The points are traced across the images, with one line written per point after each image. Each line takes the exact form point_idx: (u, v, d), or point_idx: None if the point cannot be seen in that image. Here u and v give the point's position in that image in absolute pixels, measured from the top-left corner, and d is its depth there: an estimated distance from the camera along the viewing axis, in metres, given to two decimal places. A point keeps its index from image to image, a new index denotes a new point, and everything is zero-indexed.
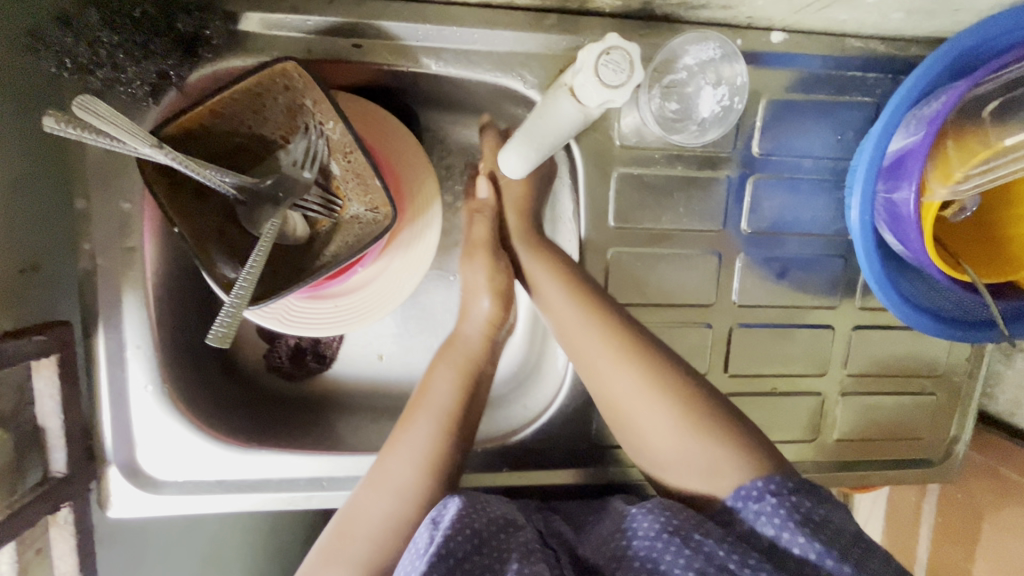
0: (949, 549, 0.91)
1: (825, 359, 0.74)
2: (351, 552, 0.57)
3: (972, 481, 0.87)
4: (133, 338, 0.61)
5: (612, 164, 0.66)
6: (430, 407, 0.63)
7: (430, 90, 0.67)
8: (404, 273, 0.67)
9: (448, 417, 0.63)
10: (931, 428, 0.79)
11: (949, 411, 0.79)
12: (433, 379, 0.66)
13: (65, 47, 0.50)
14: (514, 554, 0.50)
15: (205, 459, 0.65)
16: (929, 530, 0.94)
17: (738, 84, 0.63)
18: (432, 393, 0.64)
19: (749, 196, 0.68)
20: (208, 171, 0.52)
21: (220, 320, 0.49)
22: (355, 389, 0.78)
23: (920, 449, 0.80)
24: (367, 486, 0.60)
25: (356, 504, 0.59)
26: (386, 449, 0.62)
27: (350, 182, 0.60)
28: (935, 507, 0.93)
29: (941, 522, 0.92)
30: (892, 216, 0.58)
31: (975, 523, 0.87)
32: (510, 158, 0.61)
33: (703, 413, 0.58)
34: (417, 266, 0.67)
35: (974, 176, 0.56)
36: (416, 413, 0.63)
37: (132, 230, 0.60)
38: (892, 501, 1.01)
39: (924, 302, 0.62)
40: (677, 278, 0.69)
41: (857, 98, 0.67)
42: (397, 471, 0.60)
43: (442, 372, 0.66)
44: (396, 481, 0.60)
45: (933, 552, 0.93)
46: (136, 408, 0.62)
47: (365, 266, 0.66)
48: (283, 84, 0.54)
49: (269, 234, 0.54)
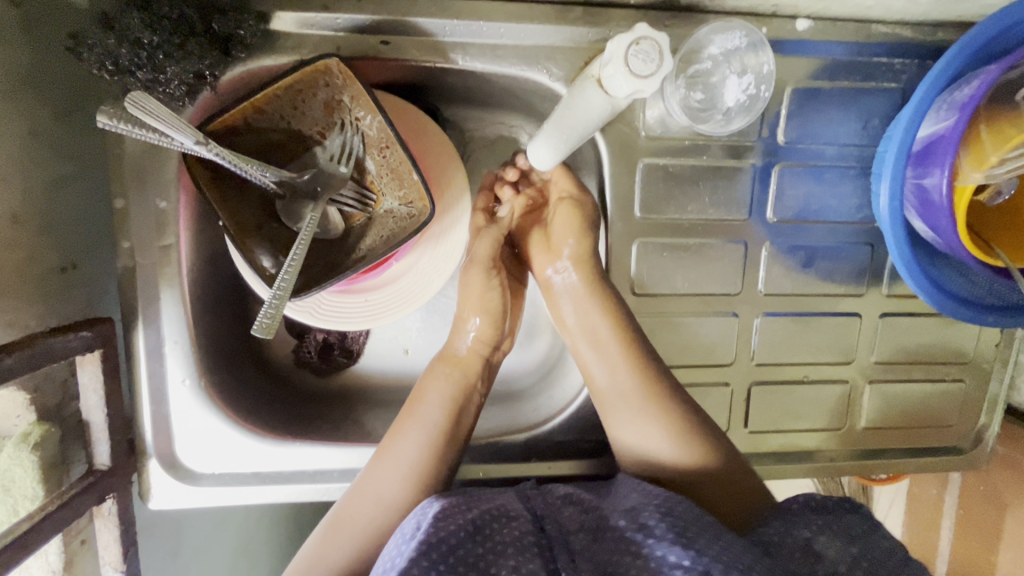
0: (973, 541, 0.91)
1: (851, 347, 0.74)
2: (330, 558, 0.59)
3: (995, 469, 0.86)
4: (171, 334, 0.63)
5: (637, 155, 0.66)
6: (422, 419, 0.65)
7: (455, 86, 0.68)
8: (434, 267, 0.68)
9: (441, 431, 0.65)
10: (959, 416, 0.79)
11: (977, 398, 0.78)
12: (421, 401, 0.67)
13: (107, 50, 0.51)
14: (508, 546, 0.51)
15: (240, 452, 0.66)
16: (952, 522, 0.94)
17: (765, 72, 0.64)
18: (425, 405, 0.66)
19: (774, 184, 0.68)
20: (250, 165, 0.53)
21: (264, 311, 0.51)
22: (382, 383, 0.79)
23: (948, 437, 0.79)
24: (354, 498, 0.62)
25: (341, 510, 0.61)
26: (378, 458, 0.64)
27: (384, 177, 0.61)
28: (958, 496, 0.93)
29: (964, 512, 0.92)
30: (923, 202, 0.58)
31: (999, 513, 0.87)
32: (538, 150, 0.61)
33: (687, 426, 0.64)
34: (447, 261, 0.69)
35: (1011, 160, 0.54)
36: (410, 419, 0.66)
37: (168, 228, 0.61)
38: (913, 494, 1.00)
39: (956, 289, 0.61)
40: (702, 268, 0.69)
41: (881, 85, 0.67)
42: (388, 482, 0.62)
43: (436, 382, 0.68)
44: (384, 493, 0.62)
45: (956, 546, 0.93)
46: (175, 402, 0.64)
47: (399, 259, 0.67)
48: (324, 81, 0.55)
49: (308, 227, 0.55)
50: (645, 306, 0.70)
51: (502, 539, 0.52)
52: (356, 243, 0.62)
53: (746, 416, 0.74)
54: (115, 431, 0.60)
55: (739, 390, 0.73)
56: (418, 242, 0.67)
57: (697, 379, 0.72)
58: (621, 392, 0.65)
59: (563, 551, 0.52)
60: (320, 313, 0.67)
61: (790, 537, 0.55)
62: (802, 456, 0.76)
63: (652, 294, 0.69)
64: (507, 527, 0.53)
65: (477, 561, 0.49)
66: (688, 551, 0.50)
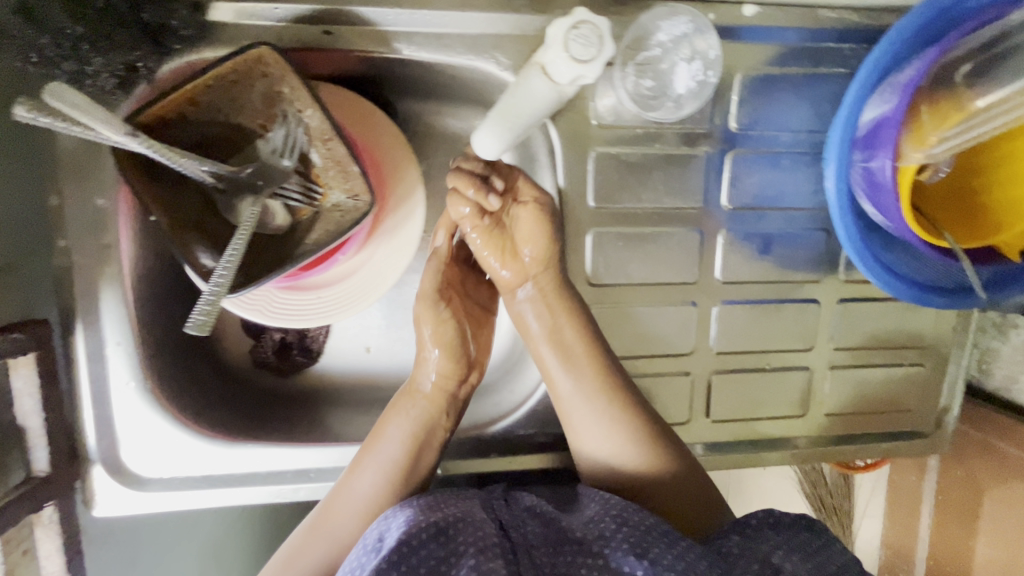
0: (951, 528, 0.92)
1: (811, 334, 0.74)
2: None
3: (972, 455, 0.88)
4: (113, 335, 0.61)
5: (590, 144, 0.65)
6: (379, 457, 0.64)
7: (407, 78, 0.67)
8: (389, 262, 0.67)
9: (400, 468, 0.64)
10: (920, 400, 0.79)
11: (937, 382, 0.79)
12: (388, 423, 0.66)
13: (30, 40, 0.49)
14: (468, 548, 0.52)
15: (188, 456, 0.64)
16: (931, 509, 0.95)
17: (712, 57, 0.63)
18: (385, 441, 0.65)
19: (728, 171, 0.68)
20: (183, 158, 0.52)
21: (199, 308, 0.50)
22: (343, 382, 0.78)
23: (910, 421, 0.80)
24: (312, 534, 0.62)
25: (295, 546, 0.62)
26: (334, 495, 0.63)
27: (330, 170, 0.59)
28: (937, 483, 0.93)
29: (943, 498, 0.92)
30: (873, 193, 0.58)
31: (976, 499, 0.88)
32: (482, 139, 0.58)
33: (658, 459, 0.64)
34: (402, 254, 0.66)
35: (949, 139, 0.55)
36: (370, 453, 0.65)
37: (107, 226, 0.59)
38: (893, 483, 1.01)
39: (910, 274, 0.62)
40: (659, 258, 0.69)
41: (832, 70, 0.67)
42: (343, 519, 0.62)
43: (397, 418, 0.66)
44: (337, 531, 0.62)
45: (935, 533, 0.94)
46: (118, 406, 0.62)
47: (346, 252, 0.66)
48: (260, 71, 0.54)
49: (248, 222, 0.55)
50: (603, 297, 0.69)
51: (464, 540, 0.53)
52: (301, 237, 0.61)
53: (711, 406, 0.73)
54: (56, 436, 0.59)
55: (700, 380, 0.72)
56: (366, 235, 0.66)
57: (659, 370, 0.71)
58: (593, 417, 0.65)
59: (527, 560, 0.52)
60: (266, 312, 0.65)
61: (750, 549, 0.56)
62: (767, 445, 0.76)
63: (610, 285, 0.69)
64: (470, 529, 0.54)
65: (437, 565, 0.51)
66: (641, 561, 0.52)
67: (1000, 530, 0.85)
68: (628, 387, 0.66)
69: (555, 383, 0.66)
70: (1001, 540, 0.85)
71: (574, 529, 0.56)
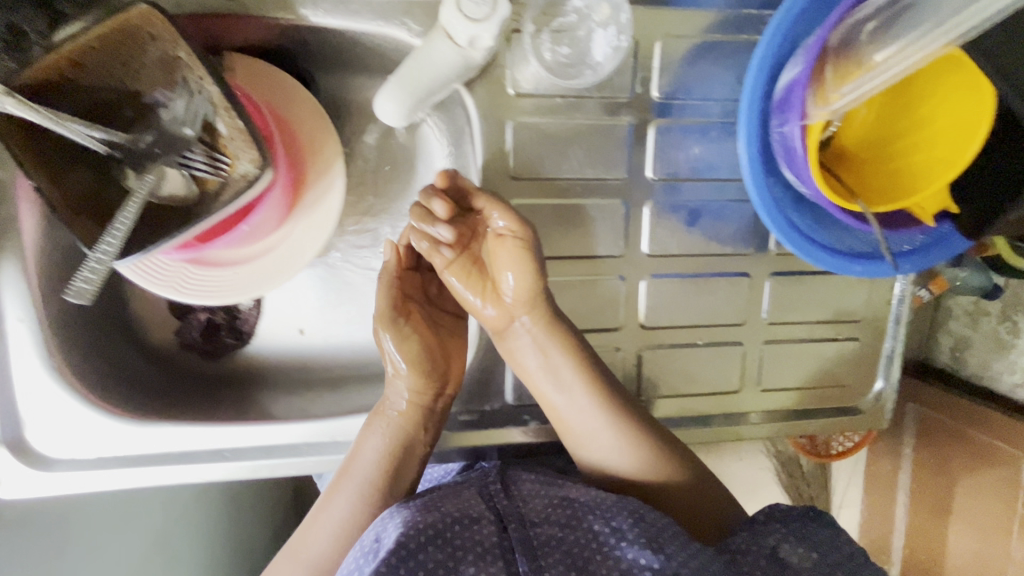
0: (927, 523, 0.99)
1: (743, 307, 0.73)
2: None
3: (945, 445, 0.95)
4: (14, 311, 0.59)
5: (507, 113, 0.64)
6: (356, 474, 0.64)
7: (319, 45, 0.65)
8: (308, 234, 0.65)
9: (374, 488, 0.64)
10: (856, 374, 0.78)
11: (873, 356, 0.78)
12: (364, 440, 0.65)
13: None
14: (466, 551, 0.56)
15: (98, 439, 0.63)
16: (905, 497, 1.01)
17: (625, 20, 0.61)
18: (359, 458, 0.64)
19: (652, 140, 0.67)
20: (70, 124, 0.53)
21: (85, 273, 0.52)
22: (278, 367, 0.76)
23: (847, 396, 0.79)
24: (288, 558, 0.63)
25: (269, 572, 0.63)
26: (311, 520, 0.64)
27: (235, 139, 0.57)
28: (910, 470, 1.00)
29: (917, 483, 1.00)
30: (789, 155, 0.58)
31: (948, 489, 0.96)
32: (383, 105, 0.59)
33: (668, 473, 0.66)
34: (321, 226, 0.65)
35: (847, 96, 0.53)
36: (346, 474, 0.64)
37: (5, 197, 0.58)
38: (869, 471, 1.08)
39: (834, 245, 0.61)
40: (582, 229, 0.68)
41: (754, 37, 0.66)
42: (320, 544, 0.63)
43: (371, 436, 0.65)
44: (315, 556, 0.62)
45: (909, 523, 1.01)
46: (22, 381, 0.60)
47: (263, 223, 0.64)
48: (147, 33, 0.52)
49: (143, 190, 0.56)
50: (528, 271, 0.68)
51: (462, 541, 0.57)
52: (202, 209, 0.58)
53: (647, 385, 0.72)
54: None
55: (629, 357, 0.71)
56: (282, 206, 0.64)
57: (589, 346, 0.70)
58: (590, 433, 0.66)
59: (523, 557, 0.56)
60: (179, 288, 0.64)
61: (758, 546, 0.61)
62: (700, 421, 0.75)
63: None
64: (467, 528, 0.58)
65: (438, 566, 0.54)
66: (656, 554, 0.56)
67: (978, 520, 0.92)
68: (624, 404, 0.66)
69: (557, 406, 0.66)
70: (979, 527, 0.92)
71: (578, 514, 0.61)
